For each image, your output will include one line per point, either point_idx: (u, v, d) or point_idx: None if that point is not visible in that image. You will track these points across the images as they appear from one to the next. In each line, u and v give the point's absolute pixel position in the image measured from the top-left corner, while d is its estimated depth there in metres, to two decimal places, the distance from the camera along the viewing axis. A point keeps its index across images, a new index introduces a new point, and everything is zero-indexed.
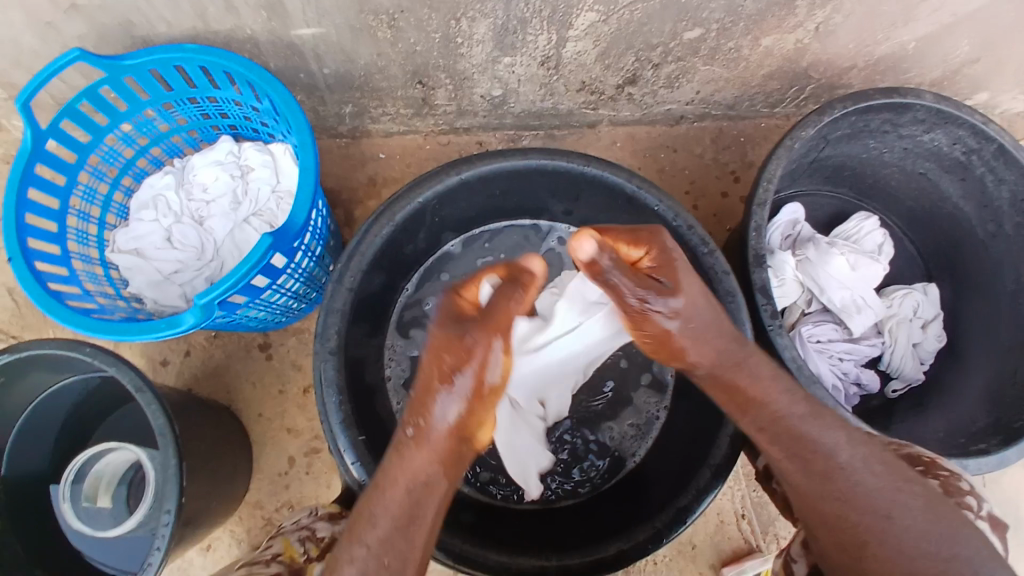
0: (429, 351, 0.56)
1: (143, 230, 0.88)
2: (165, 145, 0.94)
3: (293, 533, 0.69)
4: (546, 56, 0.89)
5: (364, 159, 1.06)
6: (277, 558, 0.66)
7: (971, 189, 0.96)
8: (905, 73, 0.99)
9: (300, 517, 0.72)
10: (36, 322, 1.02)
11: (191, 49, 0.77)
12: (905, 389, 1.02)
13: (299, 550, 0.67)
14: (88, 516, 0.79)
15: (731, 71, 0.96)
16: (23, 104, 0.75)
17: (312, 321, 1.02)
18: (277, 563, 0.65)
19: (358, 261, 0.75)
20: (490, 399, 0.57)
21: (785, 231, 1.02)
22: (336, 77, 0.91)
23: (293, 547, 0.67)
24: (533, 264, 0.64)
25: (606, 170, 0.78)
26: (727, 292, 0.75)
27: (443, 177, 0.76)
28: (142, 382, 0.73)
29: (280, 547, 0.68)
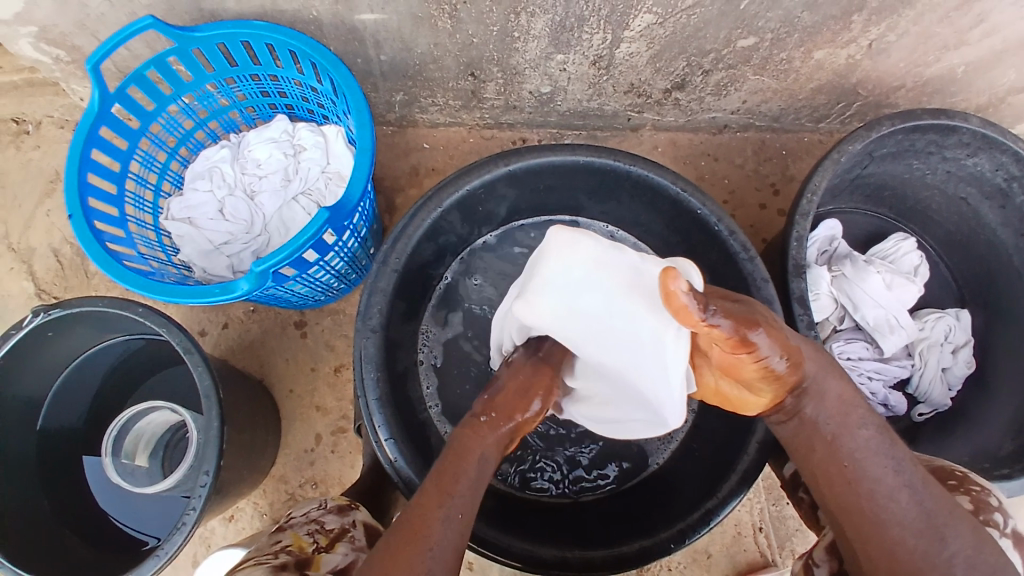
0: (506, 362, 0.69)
1: (196, 200, 0.91)
2: (223, 120, 0.97)
3: (302, 528, 0.69)
4: (598, 56, 0.90)
5: (409, 148, 1.08)
6: (286, 548, 0.66)
7: (1011, 216, 0.96)
8: (953, 96, 0.99)
9: (308, 509, 0.73)
10: (79, 283, 1.04)
11: (259, 26, 0.80)
12: (931, 413, 1.01)
13: (308, 541, 0.67)
14: (126, 472, 0.80)
15: (780, 82, 0.97)
16: (93, 67, 0.78)
17: (348, 303, 1.04)
18: (286, 553, 0.65)
19: (404, 243, 0.77)
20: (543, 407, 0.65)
21: (821, 247, 1.01)
22: (392, 64, 0.93)
23: (302, 538, 0.68)
24: (681, 289, 0.49)
25: (653, 171, 0.79)
26: (766, 299, 0.75)
27: (493, 167, 0.78)
28: (192, 344, 0.75)
29: (289, 539, 0.68)
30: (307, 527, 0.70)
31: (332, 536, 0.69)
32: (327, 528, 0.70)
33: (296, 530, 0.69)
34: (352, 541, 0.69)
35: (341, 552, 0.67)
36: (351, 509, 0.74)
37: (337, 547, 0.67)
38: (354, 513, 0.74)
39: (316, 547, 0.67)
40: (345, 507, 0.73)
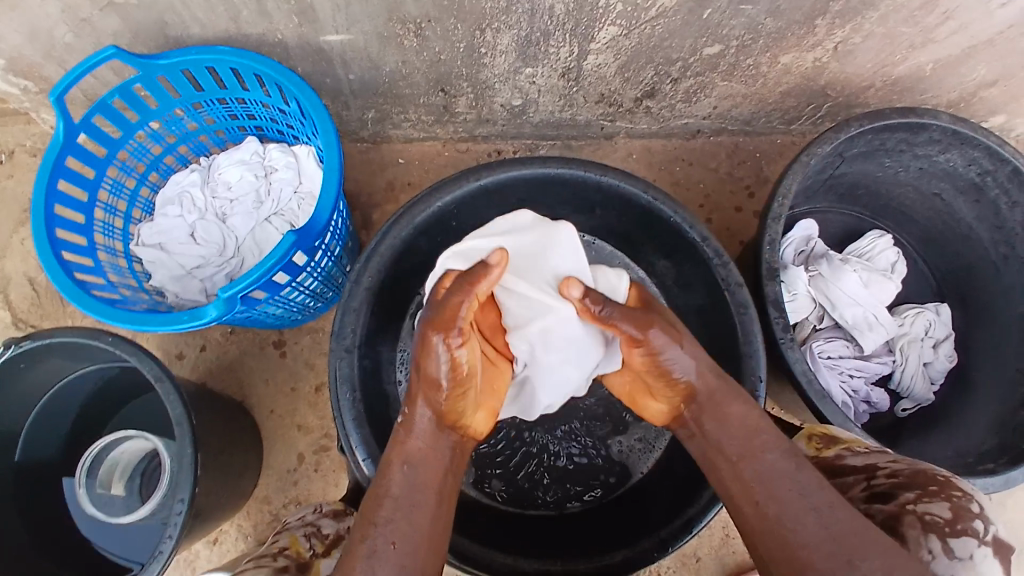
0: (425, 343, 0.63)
1: (167, 225, 0.91)
2: (192, 143, 0.97)
3: (299, 529, 0.70)
4: (566, 68, 0.90)
5: (384, 163, 1.08)
6: (283, 552, 0.66)
7: (985, 211, 0.96)
8: (922, 94, 1.00)
9: (304, 513, 0.74)
10: (55, 311, 1.04)
11: (223, 50, 0.80)
12: (914, 408, 1.01)
13: (305, 546, 0.68)
14: (103, 502, 0.80)
15: (749, 87, 0.98)
16: (57, 98, 0.78)
17: (327, 320, 1.04)
18: (284, 557, 0.66)
19: (377, 261, 0.76)
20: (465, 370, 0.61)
21: (798, 247, 1.02)
22: (361, 83, 0.93)
23: (299, 542, 0.68)
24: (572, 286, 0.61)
25: (622, 180, 0.79)
26: (738, 304, 0.76)
27: (464, 181, 0.78)
28: (163, 373, 0.74)
29: (286, 542, 0.68)
30: (305, 529, 0.71)
31: (328, 542, 0.69)
32: (323, 533, 0.70)
33: (294, 533, 0.70)
34: None
35: (338, 558, 0.68)
36: (347, 515, 0.75)
37: (334, 553, 0.68)
38: (350, 519, 0.74)
39: (313, 553, 0.67)
40: (340, 513, 0.74)
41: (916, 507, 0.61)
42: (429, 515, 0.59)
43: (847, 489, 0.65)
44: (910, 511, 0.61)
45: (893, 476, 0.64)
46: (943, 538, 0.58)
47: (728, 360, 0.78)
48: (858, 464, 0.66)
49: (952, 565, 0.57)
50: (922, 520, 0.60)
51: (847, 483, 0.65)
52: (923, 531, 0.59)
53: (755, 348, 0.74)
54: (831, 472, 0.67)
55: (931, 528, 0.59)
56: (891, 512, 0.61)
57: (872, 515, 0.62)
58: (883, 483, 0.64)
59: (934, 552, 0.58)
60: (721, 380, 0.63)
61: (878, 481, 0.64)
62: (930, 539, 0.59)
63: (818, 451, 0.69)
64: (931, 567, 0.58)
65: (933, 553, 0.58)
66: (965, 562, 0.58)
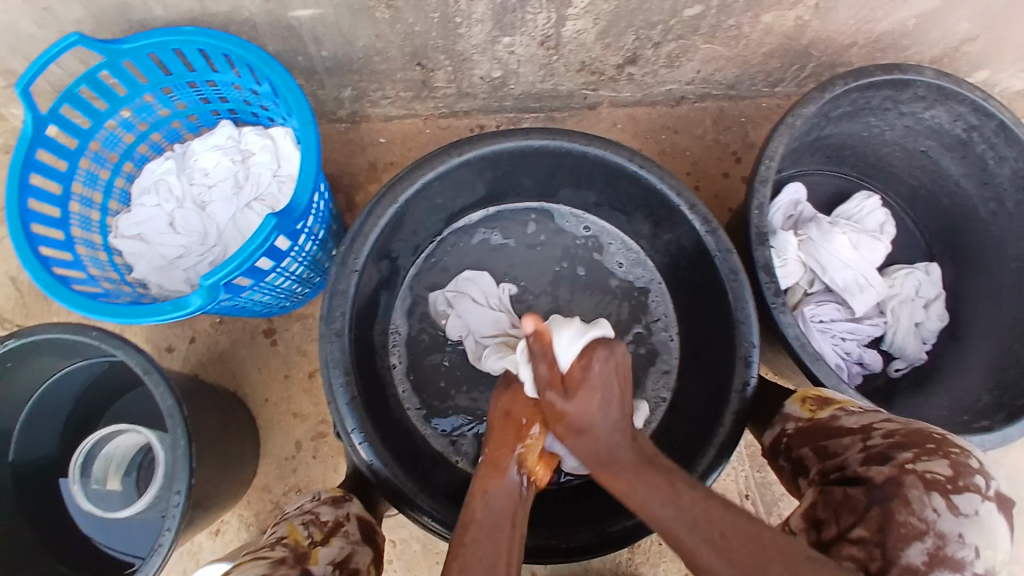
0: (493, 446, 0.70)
1: (145, 216, 0.89)
2: (165, 130, 0.95)
3: (298, 517, 0.70)
4: (545, 36, 0.88)
5: (365, 143, 1.06)
6: (281, 541, 0.66)
7: (972, 166, 0.96)
8: (906, 50, 0.98)
9: (303, 502, 0.73)
10: (40, 310, 1.02)
11: (189, 31, 0.77)
12: (907, 368, 1.01)
13: (304, 534, 0.67)
14: (98, 498, 0.80)
15: (731, 50, 0.96)
16: (23, 90, 0.75)
17: (316, 306, 1.02)
18: (282, 546, 0.66)
19: (362, 243, 0.75)
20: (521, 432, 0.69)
21: (787, 212, 1.01)
22: (335, 59, 0.91)
23: (297, 531, 0.68)
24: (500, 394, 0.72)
25: (606, 150, 0.77)
26: (728, 271, 0.75)
27: (445, 158, 0.76)
28: (151, 364, 0.73)
29: (285, 531, 0.68)
30: (303, 517, 0.70)
31: (326, 530, 0.68)
32: (321, 520, 0.69)
33: (292, 521, 0.69)
34: (347, 536, 0.69)
35: (337, 545, 0.67)
36: (345, 500, 0.73)
37: (333, 541, 0.67)
38: (349, 504, 0.73)
39: (312, 541, 0.67)
40: (339, 499, 0.72)
41: (916, 466, 0.60)
42: (508, 546, 0.60)
43: (843, 450, 0.65)
44: (911, 471, 0.60)
45: (889, 436, 0.64)
46: (947, 495, 0.58)
47: (724, 326, 0.77)
48: (853, 425, 0.66)
49: (958, 521, 0.57)
50: (923, 479, 0.60)
51: (842, 444, 0.65)
52: (925, 490, 0.59)
53: (747, 315, 0.74)
54: (826, 435, 0.67)
55: (932, 486, 0.59)
56: (890, 473, 0.61)
57: (871, 477, 0.62)
58: (879, 444, 0.63)
59: (939, 509, 0.58)
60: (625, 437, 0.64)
61: (874, 441, 0.64)
62: (934, 498, 0.58)
63: (812, 413, 0.69)
64: (937, 526, 0.58)
65: (938, 511, 0.58)
66: (971, 518, 0.58)
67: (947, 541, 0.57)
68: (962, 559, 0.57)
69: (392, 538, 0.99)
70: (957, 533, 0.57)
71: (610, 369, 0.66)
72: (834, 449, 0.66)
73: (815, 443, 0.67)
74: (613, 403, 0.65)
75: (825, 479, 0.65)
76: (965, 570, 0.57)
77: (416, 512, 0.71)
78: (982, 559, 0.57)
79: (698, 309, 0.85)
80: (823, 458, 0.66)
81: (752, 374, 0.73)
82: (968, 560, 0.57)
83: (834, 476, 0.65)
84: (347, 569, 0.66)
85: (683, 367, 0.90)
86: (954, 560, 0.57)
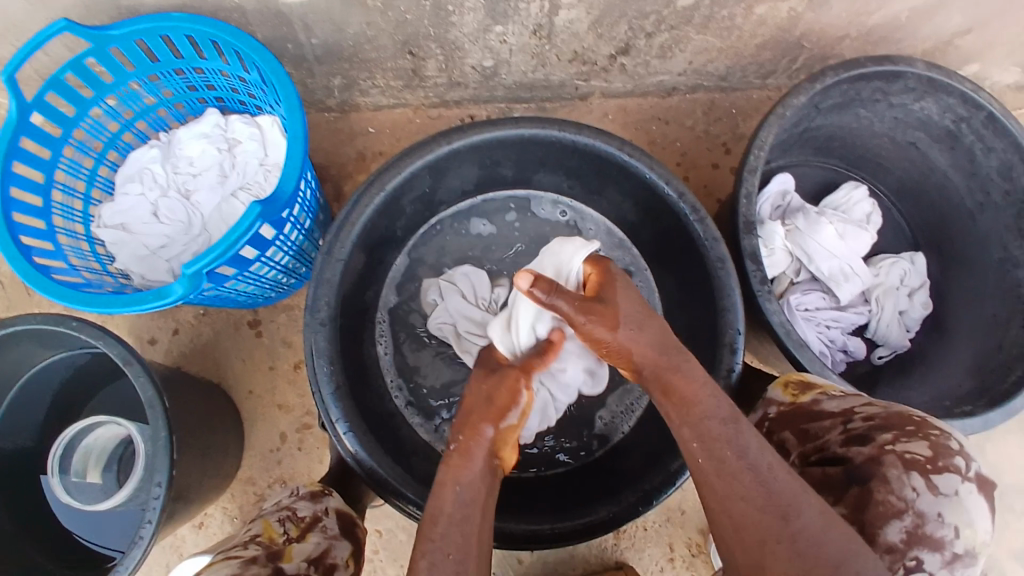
0: (457, 418, 0.67)
1: (129, 205, 0.87)
2: (150, 119, 0.93)
3: (273, 515, 0.68)
4: (538, 25, 0.88)
5: (353, 132, 1.05)
6: (255, 539, 0.65)
7: (960, 158, 0.96)
8: (897, 43, 0.99)
9: (280, 499, 0.72)
10: (22, 301, 1.00)
11: (178, 18, 0.76)
12: (890, 355, 1.02)
13: (279, 531, 0.66)
14: (79, 489, 0.79)
15: (724, 41, 0.96)
16: (8, 77, 0.73)
17: (302, 297, 1.01)
18: (255, 545, 0.64)
19: (349, 232, 0.74)
20: (496, 405, 0.67)
21: (774, 202, 1.01)
22: (325, 47, 0.89)
23: (272, 528, 0.67)
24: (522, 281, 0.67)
25: (597, 139, 0.77)
26: (717, 259, 0.75)
27: (435, 146, 0.75)
28: (131, 355, 0.72)
29: (259, 529, 0.67)
30: (279, 514, 0.69)
31: (303, 526, 0.67)
32: (297, 517, 0.68)
33: (267, 518, 0.68)
34: (325, 530, 0.68)
35: (313, 542, 0.66)
36: (325, 495, 0.72)
37: (309, 537, 0.66)
38: (329, 499, 0.72)
39: (286, 538, 0.65)
40: (318, 494, 0.72)
41: (896, 447, 0.61)
42: (479, 531, 0.57)
43: (824, 433, 0.65)
44: (890, 451, 0.61)
45: (869, 418, 0.64)
46: (927, 475, 0.59)
47: (711, 314, 0.77)
48: (834, 409, 0.66)
49: (937, 501, 0.58)
50: (903, 459, 0.60)
51: (823, 427, 0.65)
52: (905, 469, 0.59)
53: (733, 304, 0.74)
54: (808, 417, 0.67)
55: (912, 466, 0.59)
56: (869, 453, 0.62)
57: (851, 458, 0.62)
58: (860, 426, 0.63)
59: (917, 489, 0.59)
60: (668, 347, 0.66)
61: (855, 423, 0.64)
62: (913, 477, 0.59)
63: (795, 398, 0.69)
64: (916, 505, 0.58)
65: (916, 491, 0.58)
66: (950, 498, 0.58)
67: (925, 520, 0.58)
68: (941, 539, 0.57)
69: (377, 528, 0.98)
70: (935, 512, 0.58)
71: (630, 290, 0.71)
72: (815, 431, 0.66)
73: (796, 427, 0.67)
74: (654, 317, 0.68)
75: (806, 462, 0.65)
76: (944, 549, 0.57)
77: (401, 500, 0.70)
78: (961, 539, 0.58)
79: (686, 297, 0.85)
80: (805, 441, 0.66)
81: (737, 360, 0.73)
82: (947, 539, 0.58)
83: (814, 459, 0.65)
84: (324, 563, 0.65)
85: None
86: (933, 538, 0.57)
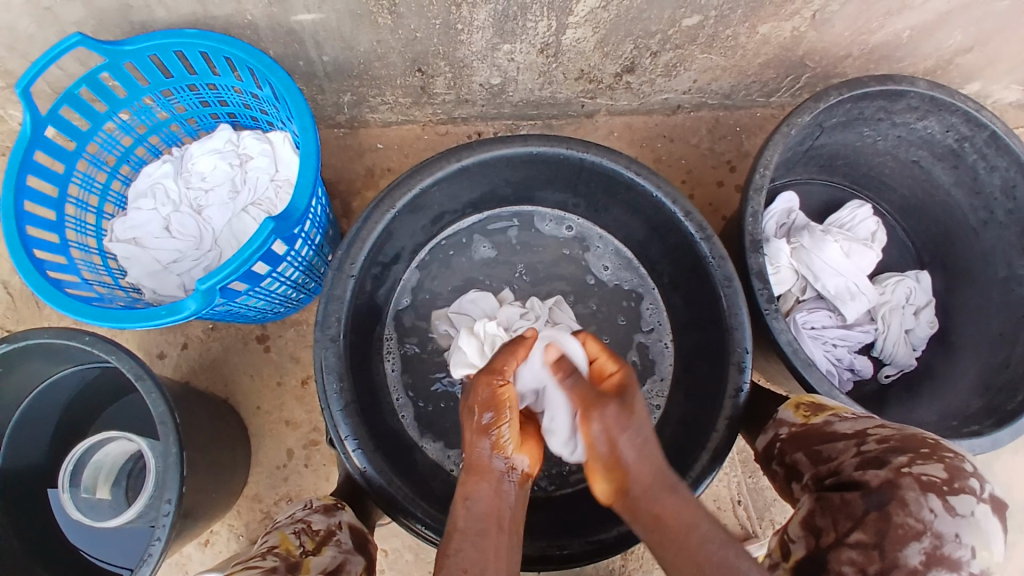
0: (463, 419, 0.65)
1: (142, 219, 0.88)
2: (164, 133, 0.94)
3: (289, 527, 0.69)
4: (545, 44, 0.89)
5: (362, 148, 1.06)
6: (272, 551, 0.65)
7: (964, 176, 0.97)
8: (899, 62, 1.00)
9: (294, 511, 0.72)
10: (32, 314, 1.00)
11: (190, 34, 0.77)
12: (897, 374, 1.02)
13: (295, 543, 0.66)
14: (89, 506, 0.78)
15: (728, 60, 0.97)
16: (23, 91, 0.74)
17: (310, 312, 1.02)
18: (273, 556, 0.64)
19: (359, 247, 0.74)
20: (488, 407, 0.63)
21: (780, 220, 1.02)
22: (335, 64, 0.91)
23: (288, 540, 0.67)
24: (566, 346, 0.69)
25: (605, 157, 0.78)
26: (724, 277, 0.75)
27: (444, 163, 0.76)
28: (143, 370, 0.72)
29: (276, 540, 0.67)
30: (294, 527, 0.69)
31: (318, 539, 0.67)
32: (313, 530, 0.68)
33: (283, 530, 0.68)
34: (339, 544, 0.68)
35: (329, 555, 0.66)
36: (338, 509, 0.72)
37: (325, 551, 0.66)
38: (342, 513, 0.71)
39: (303, 551, 0.65)
40: (331, 508, 0.71)
41: (912, 469, 0.60)
42: (495, 547, 0.59)
43: (838, 455, 0.65)
44: (907, 474, 0.60)
45: (883, 440, 0.64)
46: (944, 496, 0.58)
47: (719, 332, 0.78)
48: (848, 430, 0.66)
49: (955, 522, 0.58)
50: (919, 481, 0.60)
51: (837, 449, 0.66)
52: (922, 491, 0.59)
53: (741, 321, 0.74)
54: (821, 439, 0.67)
55: (929, 488, 0.59)
56: (886, 476, 0.61)
57: (867, 481, 0.61)
58: (874, 448, 0.64)
59: (936, 511, 0.58)
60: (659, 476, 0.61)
61: (869, 446, 0.64)
62: (931, 499, 0.58)
63: (807, 419, 0.70)
64: (934, 526, 0.58)
65: (935, 512, 0.58)
66: (967, 519, 0.58)
67: (944, 541, 0.57)
68: (958, 559, 0.57)
69: (384, 548, 0.98)
70: (953, 533, 0.57)
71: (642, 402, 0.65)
72: (829, 453, 0.66)
73: (809, 449, 0.68)
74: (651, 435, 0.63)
75: (820, 485, 0.65)
76: (961, 570, 0.57)
77: (409, 520, 0.70)
78: (978, 559, 0.57)
79: (693, 316, 0.85)
80: (818, 462, 0.66)
81: (745, 380, 0.73)
82: (964, 560, 0.57)
83: (829, 482, 0.64)
84: None
85: (677, 377, 0.91)
86: (951, 559, 0.57)
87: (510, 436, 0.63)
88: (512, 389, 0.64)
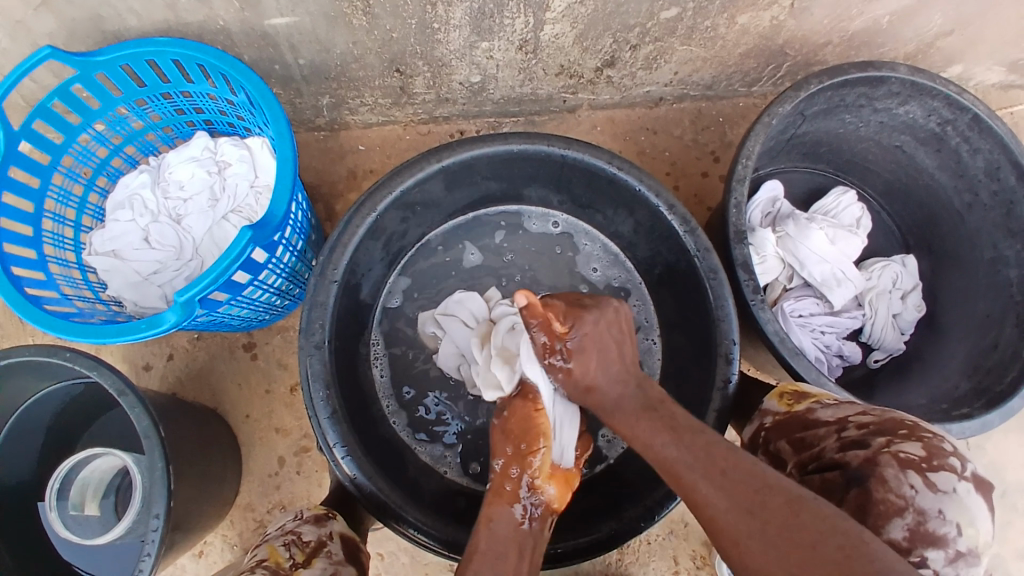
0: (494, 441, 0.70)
1: (119, 231, 0.87)
2: (139, 143, 0.93)
3: (278, 539, 0.68)
4: (523, 40, 0.88)
5: (343, 151, 1.05)
6: (261, 564, 0.65)
7: (947, 159, 0.97)
8: (879, 47, 1.00)
9: (285, 522, 0.71)
10: (15, 330, 0.99)
11: (162, 42, 0.76)
12: (886, 358, 1.03)
13: (285, 555, 0.66)
14: (78, 524, 0.78)
15: (708, 51, 0.97)
16: None
17: (296, 318, 1.01)
18: (262, 569, 0.64)
19: (341, 252, 0.73)
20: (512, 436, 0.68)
21: (765, 209, 1.02)
22: (312, 67, 0.90)
23: (278, 552, 0.67)
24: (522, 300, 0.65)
25: (587, 153, 0.77)
26: (710, 270, 0.75)
27: (425, 164, 0.75)
28: (125, 386, 0.71)
29: (265, 553, 0.67)
30: (284, 538, 0.69)
31: (309, 550, 0.67)
32: (303, 541, 0.68)
33: (273, 543, 0.68)
34: (330, 556, 0.67)
35: (319, 567, 0.66)
36: (328, 518, 0.71)
37: (315, 562, 0.66)
38: (332, 522, 0.71)
39: (293, 563, 0.65)
40: (321, 518, 0.71)
41: (890, 448, 0.61)
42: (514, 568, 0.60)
43: (820, 441, 0.65)
44: (886, 451, 0.61)
45: (863, 425, 0.64)
46: (923, 472, 0.59)
47: (706, 325, 0.77)
48: (829, 417, 0.66)
49: (937, 498, 0.58)
50: (898, 458, 0.61)
51: (818, 435, 0.65)
52: (901, 469, 0.60)
53: (728, 314, 0.74)
54: (802, 426, 0.67)
55: (908, 465, 0.60)
56: (866, 456, 0.62)
57: (847, 462, 0.62)
58: (854, 433, 0.64)
59: (916, 487, 0.59)
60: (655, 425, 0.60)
61: (849, 431, 0.64)
62: (910, 475, 0.59)
63: (790, 407, 0.69)
64: (916, 502, 0.58)
65: (915, 488, 0.59)
66: (949, 495, 0.59)
67: (927, 517, 0.58)
68: (944, 536, 0.58)
69: (379, 551, 0.98)
70: (936, 509, 0.58)
71: (601, 329, 0.67)
72: (811, 440, 0.66)
73: (792, 436, 0.67)
74: (614, 360, 0.67)
75: (804, 471, 0.65)
76: (949, 547, 0.57)
77: (402, 525, 0.70)
78: (964, 537, 0.58)
79: (680, 310, 0.85)
80: (800, 449, 0.66)
81: (733, 371, 0.73)
82: (950, 537, 0.58)
83: (812, 467, 0.65)
84: None
85: (666, 371, 0.91)
86: (936, 535, 0.58)
87: (540, 461, 0.66)
88: (546, 414, 0.69)
